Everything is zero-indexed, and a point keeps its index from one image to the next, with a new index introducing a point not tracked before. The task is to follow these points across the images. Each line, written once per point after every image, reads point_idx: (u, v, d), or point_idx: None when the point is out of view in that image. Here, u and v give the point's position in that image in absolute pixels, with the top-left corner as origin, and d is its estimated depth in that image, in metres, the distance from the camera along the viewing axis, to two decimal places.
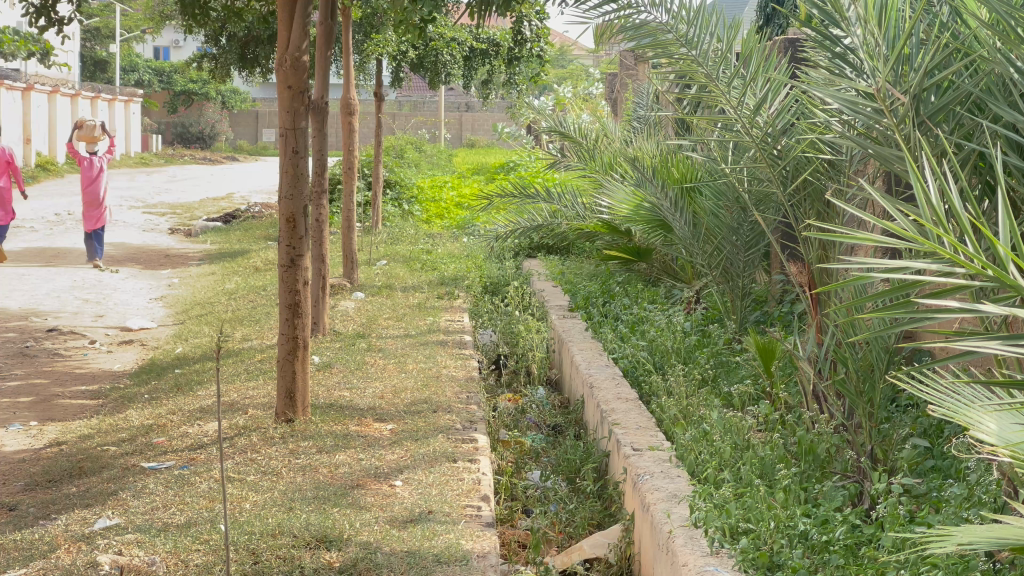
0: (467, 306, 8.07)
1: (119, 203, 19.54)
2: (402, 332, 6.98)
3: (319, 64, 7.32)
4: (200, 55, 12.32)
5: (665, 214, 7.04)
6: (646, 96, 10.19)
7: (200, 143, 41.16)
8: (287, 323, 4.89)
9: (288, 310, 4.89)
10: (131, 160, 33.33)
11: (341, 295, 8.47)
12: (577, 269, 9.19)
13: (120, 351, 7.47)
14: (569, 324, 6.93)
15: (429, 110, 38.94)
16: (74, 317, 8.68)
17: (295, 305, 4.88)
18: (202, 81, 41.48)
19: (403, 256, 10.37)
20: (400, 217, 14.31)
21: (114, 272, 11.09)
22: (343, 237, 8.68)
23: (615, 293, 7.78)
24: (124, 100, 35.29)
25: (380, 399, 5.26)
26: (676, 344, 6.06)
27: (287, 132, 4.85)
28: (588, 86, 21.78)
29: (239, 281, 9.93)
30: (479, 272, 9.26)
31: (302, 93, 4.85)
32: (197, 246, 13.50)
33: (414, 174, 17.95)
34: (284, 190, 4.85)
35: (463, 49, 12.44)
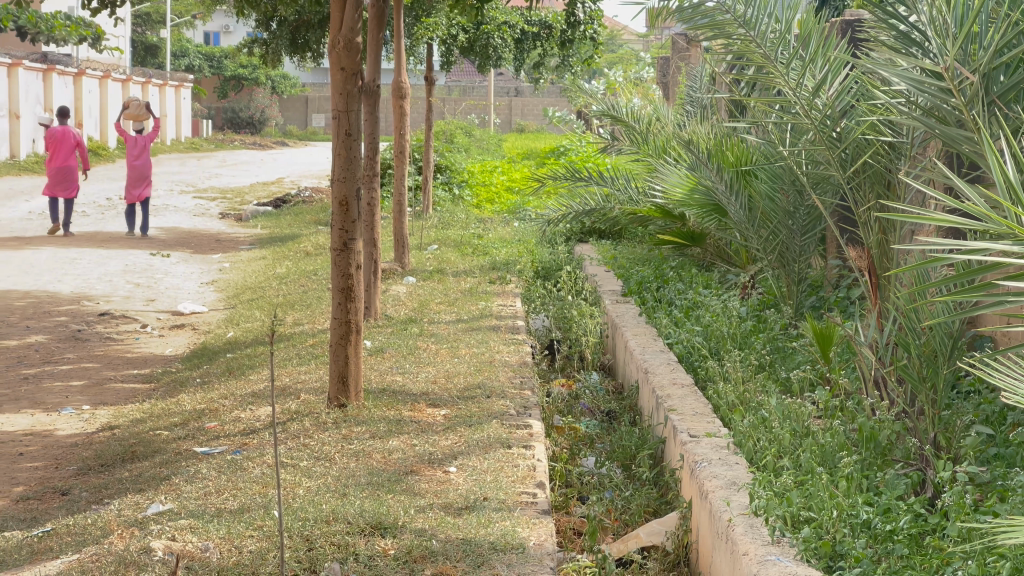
0: (519, 291, 8.02)
1: (170, 188, 19.62)
2: (454, 317, 6.94)
3: (371, 47, 7.28)
4: (251, 40, 12.33)
5: (720, 197, 6.96)
6: (699, 79, 10.10)
7: (250, 128, 41.29)
8: (340, 307, 4.82)
9: (341, 294, 4.83)
10: (182, 145, 33.48)
11: (393, 279, 8.44)
12: (630, 253, 9.12)
13: (172, 335, 7.47)
14: (623, 308, 6.87)
15: (479, 94, 38.89)
16: (126, 301, 8.69)
17: (348, 290, 4.82)
18: (252, 67, 41.60)
19: (454, 241, 10.33)
20: (450, 202, 14.27)
21: (165, 257, 11.10)
22: (394, 221, 8.64)
23: (669, 277, 7.70)
24: (175, 85, 35.42)
25: (433, 383, 5.22)
26: (732, 329, 5.99)
27: (339, 114, 4.80)
28: (639, 70, 21.67)
29: (290, 265, 9.92)
30: (531, 257, 9.21)
31: (355, 74, 4.79)
32: (248, 231, 13.52)
33: (464, 159, 17.89)
34: (336, 173, 4.80)
35: (514, 31, 12.37)
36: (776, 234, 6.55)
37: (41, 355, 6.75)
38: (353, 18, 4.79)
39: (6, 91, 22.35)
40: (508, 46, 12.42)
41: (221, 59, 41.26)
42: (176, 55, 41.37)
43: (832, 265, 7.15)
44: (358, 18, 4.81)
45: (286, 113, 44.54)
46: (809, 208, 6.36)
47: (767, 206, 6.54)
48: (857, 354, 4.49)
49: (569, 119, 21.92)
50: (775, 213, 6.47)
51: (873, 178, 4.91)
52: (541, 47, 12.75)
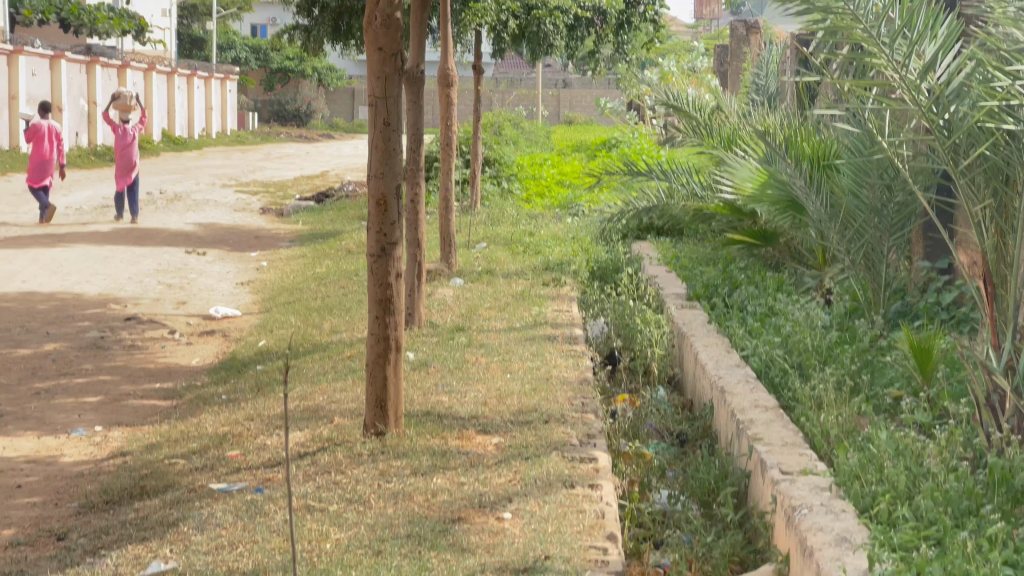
0: (576, 294, 7.42)
1: (212, 181, 19.10)
2: (506, 324, 6.34)
3: (415, 31, 6.69)
4: (291, 28, 11.81)
5: (798, 192, 6.31)
6: (766, 67, 9.46)
7: (296, 121, 40.78)
8: (377, 321, 4.23)
9: (378, 306, 4.24)
10: (227, 138, 33.03)
11: (438, 281, 7.85)
12: (693, 253, 8.53)
13: (200, 343, 6.90)
14: (690, 315, 6.25)
15: (527, 84, 38.28)
16: (155, 304, 8.14)
17: (388, 303, 4.23)
18: (298, 58, 41.15)
19: (504, 238, 9.73)
20: (499, 197, 13.69)
21: (201, 255, 10.56)
22: (440, 218, 8.04)
23: (739, 280, 7.07)
24: (220, 77, 34.97)
25: (483, 406, 4.62)
26: (816, 341, 5.35)
27: (377, 101, 4.20)
28: (693, 60, 21.01)
29: (330, 265, 9.35)
30: (585, 257, 8.63)
31: (396, 55, 4.20)
32: (288, 227, 12.96)
33: (512, 151, 17.29)
34: (374, 168, 4.21)
35: (568, 17, 11.79)
36: (861, 234, 5.96)
37: (56, 366, 6.20)
38: None
39: (47, 84, 21.89)
40: (561, 34, 11.79)
41: (268, 50, 40.74)
42: (221, 47, 41.01)
43: (920, 268, 6.51)
44: None
45: (333, 105, 44.06)
46: (899, 205, 5.80)
47: (851, 203, 5.95)
48: (979, 378, 3.86)
49: (619, 111, 21.29)
50: (860, 210, 5.90)
51: (989, 171, 4.24)
52: (595, 33, 12.19)
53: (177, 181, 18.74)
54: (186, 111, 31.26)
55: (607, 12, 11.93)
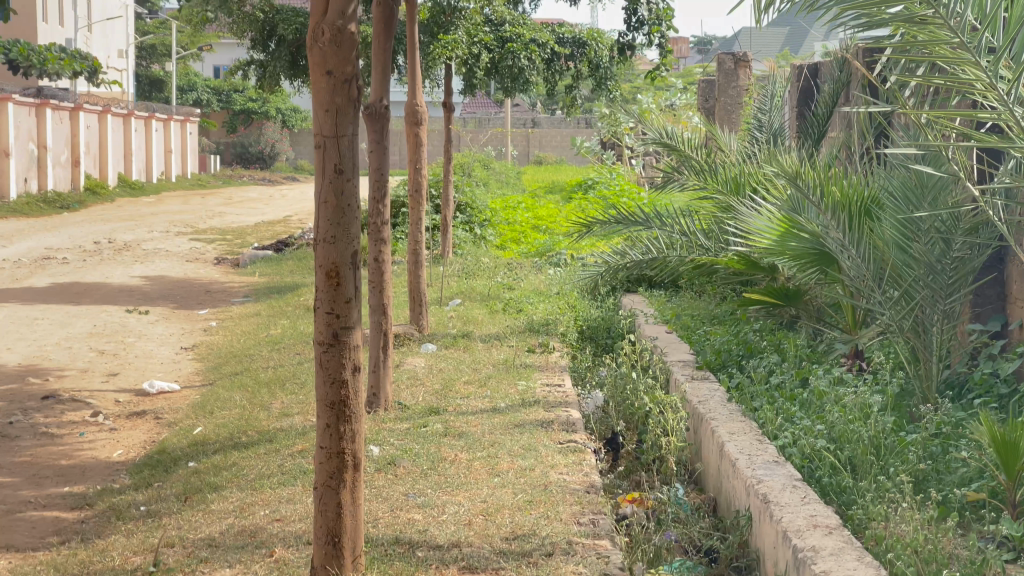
0: (567, 363, 6.44)
1: (166, 229, 18.08)
2: (489, 404, 5.36)
3: (377, 61, 5.71)
4: (245, 64, 10.87)
5: (833, 248, 5.33)
6: (769, 100, 8.76)
7: (259, 164, 39.74)
8: (329, 432, 3.24)
9: (330, 410, 3.25)
10: (188, 183, 32.00)
11: (407, 348, 6.88)
12: (697, 311, 7.58)
13: (129, 427, 5.89)
14: (706, 393, 5.27)
15: (496, 122, 37.33)
16: (83, 376, 7.12)
17: (342, 408, 3.24)
18: (262, 99, 40.13)
19: (480, 293, 8.75)
20: (471, 245, 12.68)
21: (143, 314, 9.54)
22: (409, 274, 7.04)
23: (758, 348, 6.11)
24: (181, 120, 33.96)
25: (467, 528, 3.63)
26: (871, 429, 4.38)
27: (325, 143, 3.21)
28: (670, 96, 20.15)
29: (285, 327, 8.35)
30: (574, 317, 7.66)
31: (350, 80, 3.21)
32: (243, 279, 11.96)
33: (484, 194, 16.33)
34: (324, 230, 3.23)
35: (546, 50, 10.92)
36: (908, 296, 4.98)
37: None
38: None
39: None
40: (537, 68, 10.76)
41: (231, 90, 39.66)
42: (182, 89, 40.02)
43: (972, 331, 5.56)
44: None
45: (297, 146, 43.08)
46: (956, 260, 4.84)
47: (898, 258, 5.01)
48: None
49: (594, 150, 20.39)
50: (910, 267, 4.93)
51: None
52: (574, 68, 11.25)
53: (128, 229, 17.70)
54: (144, 155, 30.23)
55: (589, 44, 11.05)
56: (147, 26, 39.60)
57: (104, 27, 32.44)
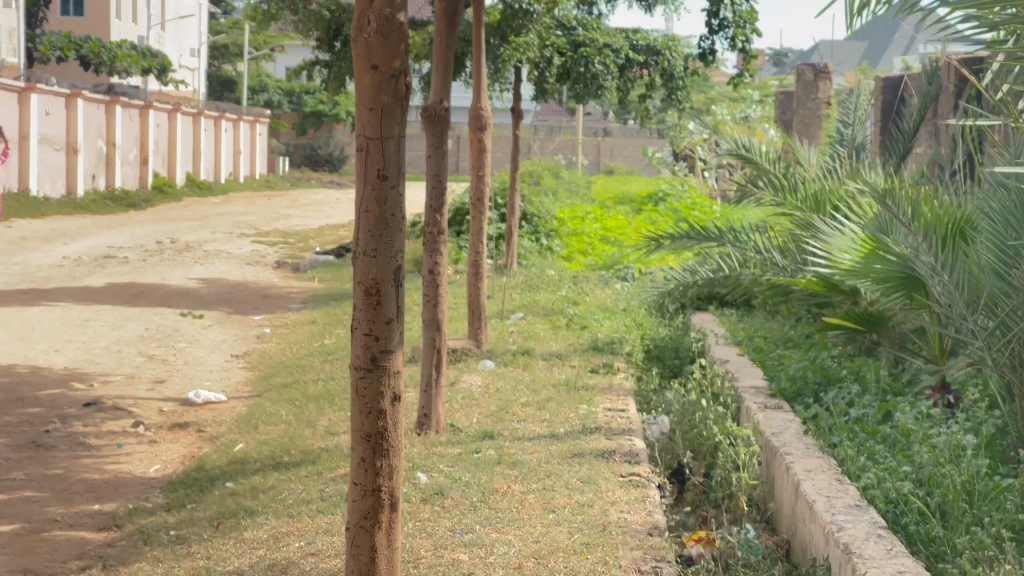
0: (633, 386, 6.08)
1: (229, 230, 17.84)
2: (549, 429, 5.02)
3: (438, 60, 5.38)
4: (310, 64, 10.58)
5: (923, 274, 4.93)
6: (853, 112, 8.37)
7: (328, 167, 39.59)
8: (365, 466, 3.02)
9: (367, 441, 3.02)
10: (256, 184, 31.87)
11: (465, 364, 6.55)
12: (771, 333, 7.20)
13: (169, 439, 5.59)
14: (779, 424, 4.92)
15: (567, 130, 36.98)
16: (129, 383, 6.84)
17: (378, 439, 3.01)
18: (333, 102, 40.00)
19: (544, 307, 8.42)
20: (537, 255, 12.35)
21: (198, 318, 9.26)
22: (469, 287, 6.70)
23: (837, 377, 5.73)
24: (251, 121, 33.85)
25: (516, 572, 3.29)
26: (963, 472, 4.00)
27: (369, 145, 2.96)
28: (744, 108, 19.73)
29: (341, 337, 8.04)
30: (641, 337, 7.31)
31: (395, 75, 2.96)
32: (303, 284, 11.66)
33: (552, 203, 16.01)
34: (364, 241, 2.98)
35: (620, 55, 10.56)
36: (1004, 327, 4.61)
37: None
38: None
39: (64, 124, 20.64)
40: (612, 74, 10.38)
41: (301, 93, 39.57)
42: (253, 91, 39.95)
43: None
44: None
45: None
46: None
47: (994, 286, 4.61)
48: None
49: (666, 162, 20.00)
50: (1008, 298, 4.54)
51: None
52: (648, 76, 10.89)
53: (191, 230, 17.48)
54: (213, 155, 30.11)
55: (664, 52, 10.68)
56: (221, 26, 39.58)
57: (177, 26, 32.40)
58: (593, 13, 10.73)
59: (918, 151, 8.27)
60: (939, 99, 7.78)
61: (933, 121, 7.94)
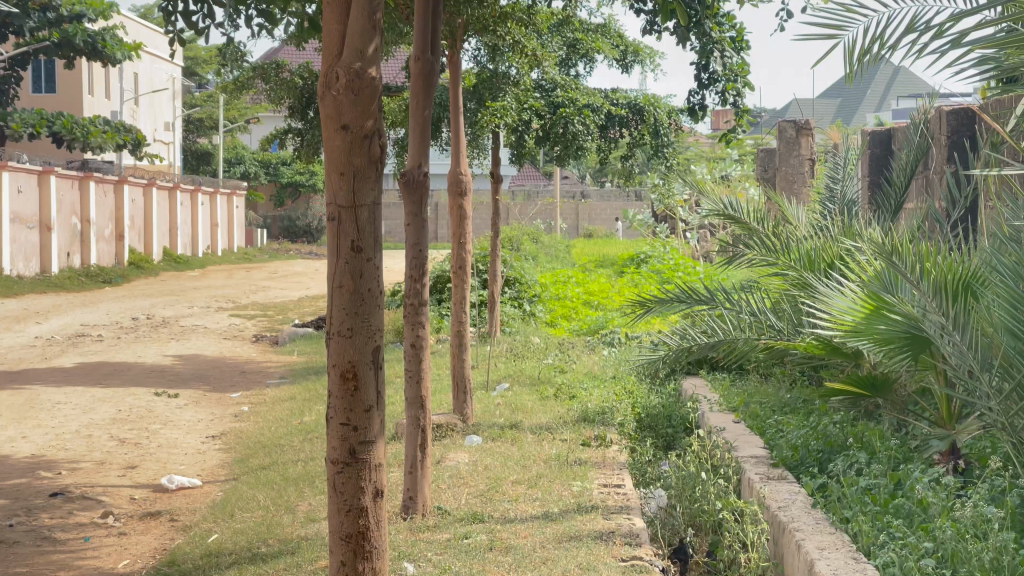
0: (627, 458, 5.80)
1: (207, 305, 17.54)
2: (543, 509, 4.73)
3: (418, 121, 5.13)
4: (284, 132, 10.35)
5: (933, 336, 4.68)
6: (842, 168, 8.17)
7: (306, 238, 39.35)
8: (344, 541, 3.35)
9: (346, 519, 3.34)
10: (234, 257, 31.58)
11: (450, 440, 6.27)
12: (766, 398, 6.94)
13: (140, 530, 5.29)
14: (784, 499, 4.66)
15: (546, 194, 36.82)
16: (99, 469, 6.54)
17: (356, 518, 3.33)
18: (310, 173, 39.78)
19: (529, 376, 8.15)
20: (520, 322, 12.08)
21: (172, 398, 8.97)
22: (453, 358, 6.43)
23: (841, 444, 5.46)
24: (227, 193, 33.61)
25: None
26: (990, 547, 3.71)
27: (342, 216, 3.31)
28: (725, 167, 19.56)
29: (320, 413, 7.76)
30: (632, 406, 7.04)
31: (369, 136, 3.29)
32: (281, 359, 11.38)
33: (534, 269, 15.78)
34: (341, 326, 3.34)
35: (601, 115, 10.36)
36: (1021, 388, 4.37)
37: None
38: (356, 55, 3.30)
39: (37, 201, 20.38)
40: (592, 135, 10.19)
41: (278, 164, 39.37)
42: (230, 163, 39.74)
43: None
44: (362, 54, 3.30)
45: None
46: None
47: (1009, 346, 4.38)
48: None
49: (647, 224, 19.79)
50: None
51: None
52: (630, 136, 10.70)
53: (167, 306, 17.18)
54: (190, 229, 29.84)
55: (647, 110, 10.51)
56: (195, 99, 39.44)
57: (151, 100, 32.26)
58: (570, 74, 10.57)
59: (910, 208, 8.06)
60: (930, 154, 7.58)
61: (923, 176, 7.74)
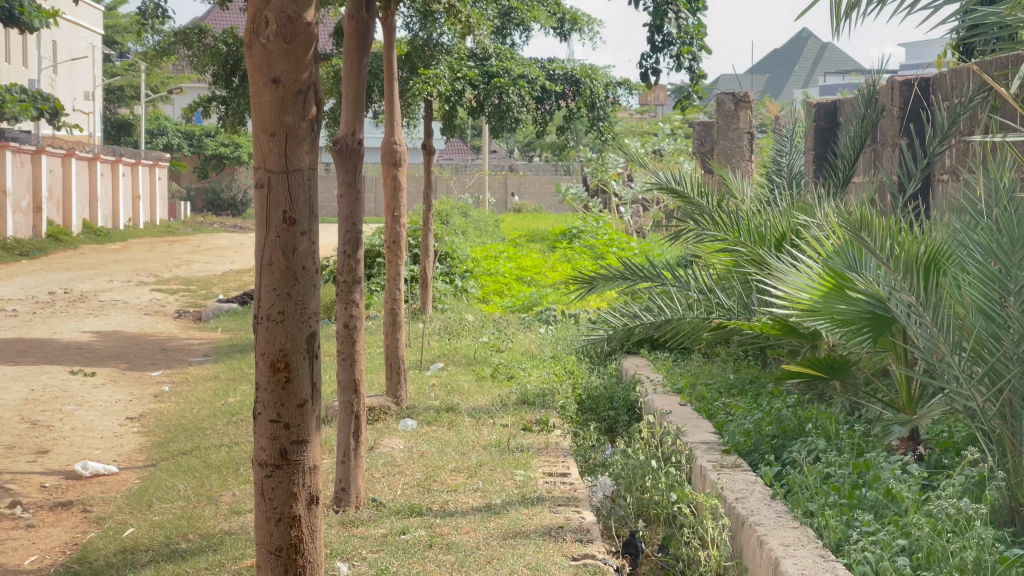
0: (570, 445, 5.50)
1: (127, 279, 17.06)
2: (486, 502, 4.42)
3: (349, 88, 4.80)
4: (207, 101, 9.93)
5: (899, 317, 4.42)
6: (788, 140, 7.91)
7: (231, 211, 38.77)
8: (275, 549, 3.11)
9: (277, 527, 3.09)
10: (156, 230, 30.97)
11: (384, 424, 5.95)
12: (712, 379, 6.67)
13: (48, 523, 4.93)
14: (742, 488, 4.39)
15: (474, 168, 36.47)
16: (8, 455, 6.15)
17: (289, 525, 3.09)
18: (235, 145, 39.15)
19: (465, 356, 7.84)
20: (451, 298, 11.76)
21: (89, 376, 8.57)
22: (386, 338, 6.10)
23: (795, 430, 5.18)
24: (149, 165, 32.97)
25: None
26: (972, 540, 3.43)
27: (273, 180, 3.02)
28: (658, 143, 19.31)
29: (245, 394, 7.40)
30: (573, 387, 6.75)
31: (303, 90, 3.00)
32: (204, 336, 10.98)
33: (466, 244, 15.46)
34: (270, 311, 3.05)
35: (536, 86, 10.04)
36: (993, 375, 4.13)
37: None
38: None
39: None
40: (528, 106, 9.88)
41: (202, 136, 38.72)
42: (152, 134, 39.04)
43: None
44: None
45: None
46: None
47: (983, 328, 4.13)
48: None
49: (579, 199, 19.52)
50: (1000, 340, 4.06)
51: None
52: (566, 107, 10.40)
53: (87, 279, 16.68)
54: (110, 201, 29.21)
55: (584, 81, 10.20)
56: (116, 68, 38.68)
57: (70, 68, 31.55)
58: (505, 43, 10.25)
59: (858, 182, 7.82)
60: (879, 127, 7.34)
61: (871, 149, 7.50)
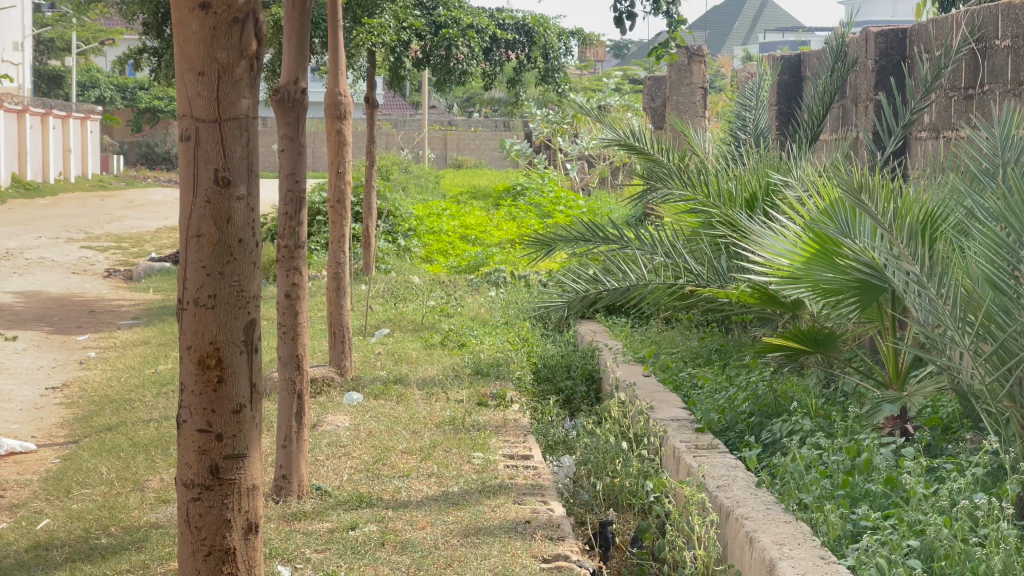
0: (530, 421, 5.09)
1: (57, 236, 16.46)
2: (440, 490, 4.00)
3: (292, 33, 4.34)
4: (137, 51, 9.37)
5: (897, 285, 4.00)
6: (754, 96, 7.51)
7: (166, 165, 38.01)
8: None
9: (208, 557, 2.72)
10: (88, 185, 30.24)
11: (326, 398, 5.52)
12: (674, 348, 6.27)
13: None
14: (724, 475, 4.00)
15: (414, 122, 35.93)
16: None
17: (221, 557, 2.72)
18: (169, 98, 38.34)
19: (411, 321, 7.40)
20: (395, 258, 11.31)
21: (11, 341, 8.06)
22: (329, 305, 5.66)
23: (773, 407, 4.80)
24: (81, 118, 32.16)
25: None
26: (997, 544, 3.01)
27: (203, 127, 2.59)
28: (604, 97, 18.91)
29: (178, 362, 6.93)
30: (528, 356, 6.35)
31: (240, 18, 2.57)
32: (134, 297, 10.47)
33: (407, 200, 14.99)
34: (196, 296, 2.63)
35: (485, 37, 9.57)
36: (1003, 352, 3.72)
37: None
38: None
39: None
40: (477, 58, 9.42)
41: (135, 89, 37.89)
42: (84, 87, 38.15)
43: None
44: None
45: None
46: None
47: (990, 301, 3.72)
48: None
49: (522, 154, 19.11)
50: (1009, 313, 3.65)
51: None
52: (517, 58, 9.94)
53: (13, 236, 16.06)
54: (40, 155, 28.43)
55: (535, 31, 9.73)
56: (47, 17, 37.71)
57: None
58: None
59: (825, 140, 7.42)
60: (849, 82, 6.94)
61: (839, 105, 7.11)
